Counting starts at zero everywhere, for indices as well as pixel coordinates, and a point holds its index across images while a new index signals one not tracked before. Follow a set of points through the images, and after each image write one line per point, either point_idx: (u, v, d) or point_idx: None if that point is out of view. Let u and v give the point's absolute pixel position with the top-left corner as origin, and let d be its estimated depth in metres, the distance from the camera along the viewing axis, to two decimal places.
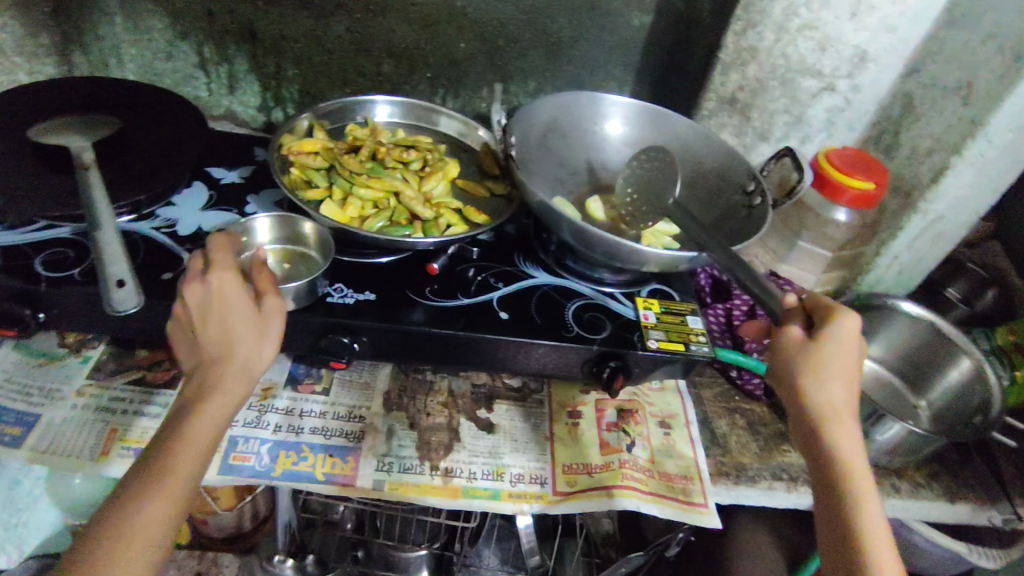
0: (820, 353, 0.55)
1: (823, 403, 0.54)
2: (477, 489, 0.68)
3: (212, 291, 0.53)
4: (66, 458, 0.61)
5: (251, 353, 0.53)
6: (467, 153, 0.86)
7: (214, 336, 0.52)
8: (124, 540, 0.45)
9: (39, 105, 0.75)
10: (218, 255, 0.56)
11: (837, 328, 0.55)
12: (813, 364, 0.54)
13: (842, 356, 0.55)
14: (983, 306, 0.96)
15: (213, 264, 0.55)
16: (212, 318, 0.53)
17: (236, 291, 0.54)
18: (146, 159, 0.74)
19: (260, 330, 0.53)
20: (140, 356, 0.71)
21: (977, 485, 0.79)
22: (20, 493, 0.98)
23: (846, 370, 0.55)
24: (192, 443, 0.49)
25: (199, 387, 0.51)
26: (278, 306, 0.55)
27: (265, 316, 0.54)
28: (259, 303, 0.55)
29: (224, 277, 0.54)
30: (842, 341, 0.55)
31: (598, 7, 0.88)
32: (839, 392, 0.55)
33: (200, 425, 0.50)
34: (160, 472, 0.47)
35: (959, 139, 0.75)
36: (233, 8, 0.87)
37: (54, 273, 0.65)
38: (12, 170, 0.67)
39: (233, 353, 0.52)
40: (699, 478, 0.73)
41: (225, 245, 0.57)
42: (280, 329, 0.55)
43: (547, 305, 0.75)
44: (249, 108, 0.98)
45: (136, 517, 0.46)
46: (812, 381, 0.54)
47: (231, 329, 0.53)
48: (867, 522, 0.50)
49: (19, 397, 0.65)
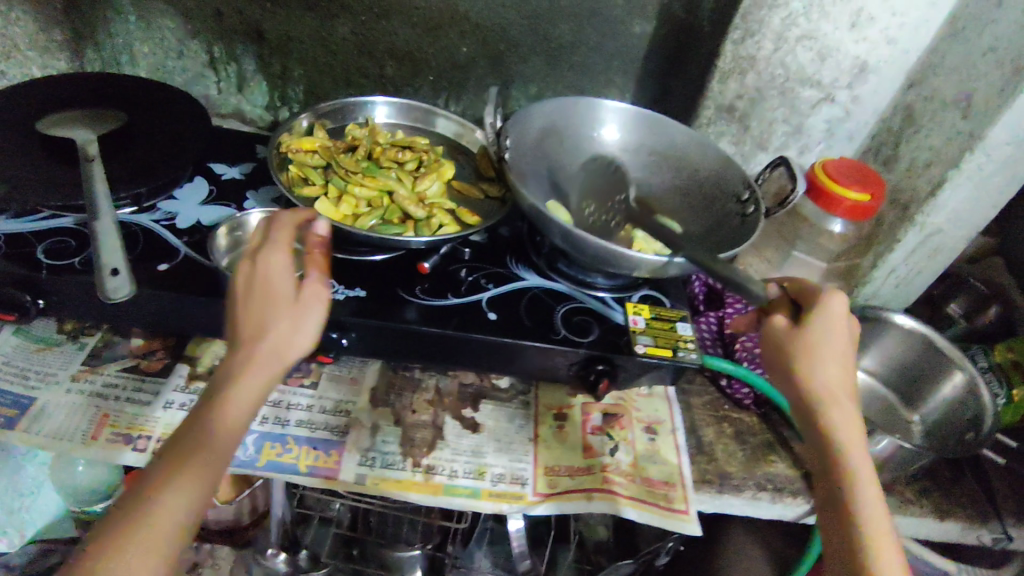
0: (812, 339, 0.58)
1: (821, 384, 0.56)
2: (457, 487, 0.69)
3: (259, 273, 0.55)
4: (57, 441, 0.64)
5: (288, 339, 0.54)
6: (465, 155, 0.88)
7: (253, 316, 0.54)
8: (155, 515, 0.46)
9: (50, 98, 0.78)
10: (271, 237, 0.58)
11: (824, 313, 0.59)
12: (806, 348, 0.58)
13: (834, 341, 0.58)
14: (984, 321, 0.94)
15: (263, 246, 0.57)
16: (256, 298, 0.54)
17: (281, 274, 0.55)
18: (149, 153, 0.76)
19: (297, 318, 0.54)
20: (135, 345, 0.73)
21: (968, 503, 0.79)
22: (24, 477, 1.01)
23: (840, 353, 0.58)
24: (225, 419, 0.51)
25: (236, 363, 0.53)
26: (319, 296, 0.56)
27: (304, 303, 0.55)
28: (299, 289, 0.56)
29: (272, 259, 0.56)
30: (831, 325, 0.58)
31: (599, 14, 0.89)
32: (836, 374, 0.57)
33: (236, 402, 0.51)
34: (197, 449, 0.49)
35: (957, 153, 0.75)
36: (241, 9, 0.90)
37: (55, 261, 0.67)
38: (19, 160, 0.69)
39: (269, 333, 0.53)
40: (682, 485, 0.73)
41: (284, 223, 0.59)
42: (319, 318, 0.56)
43: (536, 307, 0.76)
44: (255, 107, 1.01)
45: (172, 491, 0.47)
46: (808, 365, 0.57)
47: (270, 312, 0.54)
48: (866, 504, 0.52)
49: (16, 381, 0.67)
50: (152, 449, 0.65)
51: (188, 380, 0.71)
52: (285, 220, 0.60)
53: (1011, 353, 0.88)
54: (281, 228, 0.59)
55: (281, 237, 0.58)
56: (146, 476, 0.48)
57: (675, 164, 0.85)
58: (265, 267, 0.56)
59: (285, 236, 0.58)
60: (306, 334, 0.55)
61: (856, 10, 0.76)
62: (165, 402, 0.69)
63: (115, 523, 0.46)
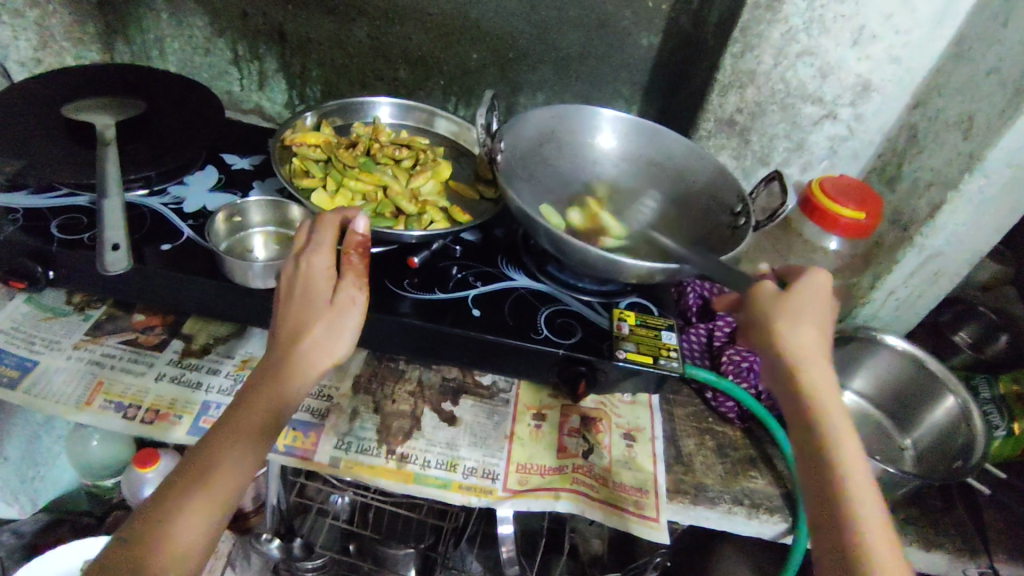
0: (792, 305, 0.58)
1: (797, 345, 0.56)
2: (429, 477, 0.70)
3: (302, 274, 0.57)
4: (53, 403, 0.67)
5: (322, 342, 0.55)
6: (465, 157, 0.92)
7: (294, 318, 0.56)
8: (192, 499, 0.50)
9: (79, 87, 0.83)
10: (314, 239, 0.59)
11: (802, 284, 0.60)
12: (784, 312, 0.57)
13: (812, 311, 0.58)
14: (992, 351, 0.93)
15: (308, 246, 0.59)
16: (298, 299, 0.57)
17: (321, 277, 0.57)
18: (164, 139, 0.80)
19: (332, 323, 0.56)
20: (136, 320, 0.77)
21: (957, 535, 0.76)
22: (41, 447, 1.06)
23: (814, 318, 0.58)
24: (261, 410, 0.54)
25: (274, 362, 0.55)
26: (355, 299, 0.57)
27: (339, 308, 0.56)
28: (336, 293, 0.57)
29: (313, 259, 0.58)
30: (808, 295, 0.59)
31: (607, 25, 0.90)
32: (812, 340, 0.56)
33: (269, 398, 0.54)
34: (235, 439, 0.53)
35: (957, 174, 0.74)
36: (265, 11, 0.95)
37: (66, 236, 0.71)
38: (41, 140, 0.74)
39: (305, 336, 0.55)
40: (655, 493, 0.73)
41: (329, 221, 0.61)
42: (355, 322, 0.57)
43: (521, 307, 0.76)
44: (275, 104, 1.06)
45: (208, 481, 0.51)
46: (787, 328, 0.56)
47: (309, 317, 0.56)
48: (849, 466, 0.50)
49: (22, 345, 0.71)
50: (141, 417, 0.68)
51: (181, 356, 0.75)
52: (329, 220, 0.61)
53: (1016, 385, 0.86)
54: (325, 228, 0.60)
55: (325, 237, 0.59)
56: (188, 461, 0.52)
57: (672, 176, 0.86)
58: (307, 268, 0.57)
59: (330, 237, 0.59)
60: (342, 340, 0.56)
61: (859, 27, 0.76)
62: (156, 374, 0.72)
63: (156, 503, 0.50)
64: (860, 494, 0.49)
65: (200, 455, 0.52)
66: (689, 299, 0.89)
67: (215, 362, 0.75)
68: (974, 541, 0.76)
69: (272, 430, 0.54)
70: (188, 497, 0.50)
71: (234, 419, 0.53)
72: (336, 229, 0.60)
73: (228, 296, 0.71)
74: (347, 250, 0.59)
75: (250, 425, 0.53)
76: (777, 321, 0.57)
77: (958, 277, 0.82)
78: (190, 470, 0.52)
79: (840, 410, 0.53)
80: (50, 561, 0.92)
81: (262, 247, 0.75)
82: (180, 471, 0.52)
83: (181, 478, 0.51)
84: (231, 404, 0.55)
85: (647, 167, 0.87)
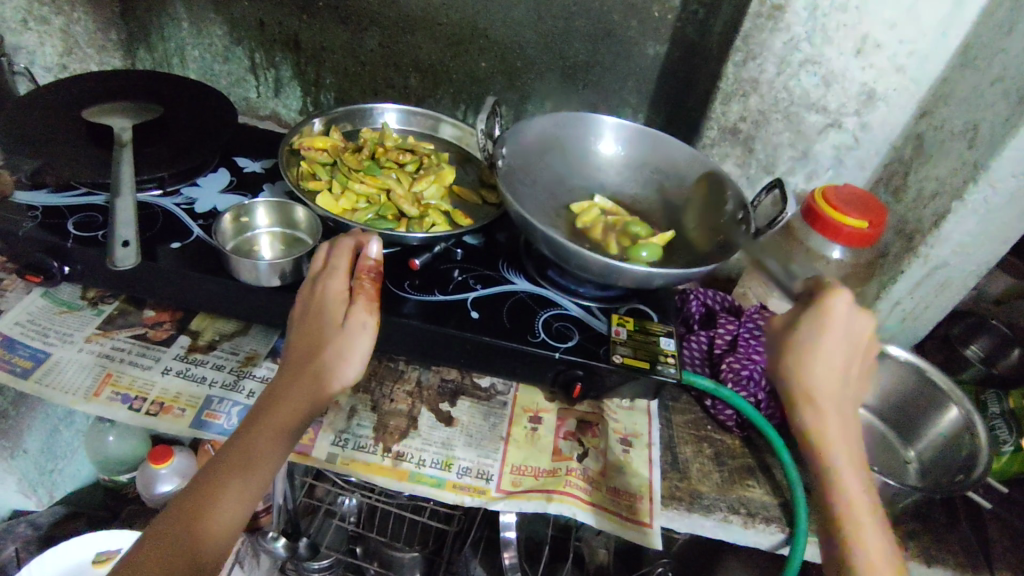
0: (797, 343, 0.56)
1: (798, 383, 0.56)
2: (422, 475, 0.71)
3: (318, 298, 0.60)
4: (63, 393, 0.70)
5: (331, 364, 0.57)
6: (471, 163, 0.95)
7: (306, 341, 0.58)
8: (209, 514, 0.52)
9: (102, 91, 0.87)
10: (330, 264, 0.62)
11: (815, 318, 0.55)
12: (790, 351, 0.57)
13: (825, 346, 0.55)
14: (1004, 365, 0.95)
15: (323, 273, 0.62)
16: (312, 320, 0.59)
17: (333, 303, 0.60)
18: (179, 142, 0.84)
19: (342, 346, 0.57)
20: (146, 315, 0.80)
21: (961, 551, 0.75)
22: (60, 440, 1.08)
23: (826, 357, 0.55)
24: (268, 429, 0.55)
25: (288, 380, 0.57)
26: (366, 324, 0.59)
27: (350, 331, 0.58)
28: (348, 316, 0.59)
29: (327, 284, 0.61)
30: (821, 331, 0.55)
31: (613, 35, 0.91)
32: (819, 378, 0.55)
33: (275, 415, 0.56)
34: (242, 461, 0.54)
35: (961, 184, 0.73)
36: (282, 21, 0.99)
37: (82, 233, 0.73)
38: (63, 140, 0.78)
39: (316, 357, 0.57)
40: (650, 498, 0.72)
41: (345, 246, 0.64)
42: (365, 344, 0.58)
43: (519, 311, 0.77)
44: (290, 111, 1.10)
45: (215, 499, 0.52)
46: (787, 369, 0.57)
47: (320, 337, 0.58)
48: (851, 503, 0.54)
49: (37, 337, 0.75)
50: (146, 409, 0.71)
51: (187, 351, 0.77)
52: (344, 248, 0.64)
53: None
54: (340, 254, 0.63)
55: (339, 265, 0.62)
56: (204, 472, 0.54)
57: (676, 183, 0.86)
58: (321, 294, 0.60)
59: (344, 263, 0.62)
60: (352, 362, 0.57)
61: (862, 36, 0.76)
62: (162, 369, 0.75)
63: (172, 522, 0.51)
64: (857, 529, 0.53)
65: (214, 471, 0.54)
66: (693, 307, 0.89)
67: (220, 357, 0.77)
68: (979, 558, 0.74)
69: (287, 443, 0.56)
70: (211, 501, 0.52)
71: (246, 437, 0.55)
72: (351, 254, 0.63)
73: (232, 294, 0.73)
74: (360, 276, 0.62)
75: (261, 447, 0.55)
76: (781, 362, 0.57)
77: (965, 288, 0.82)
78: (201, 487, 0.53)
79: (845, 446, 0.55)
80: (64, 552, 0.94)
81: (268, 246, 0.77)
82: (197, 480, 0.54)
83: (194, 489, 0.53)
84: (246, 420, 0.57)
85: (650, 175, 0.88)
